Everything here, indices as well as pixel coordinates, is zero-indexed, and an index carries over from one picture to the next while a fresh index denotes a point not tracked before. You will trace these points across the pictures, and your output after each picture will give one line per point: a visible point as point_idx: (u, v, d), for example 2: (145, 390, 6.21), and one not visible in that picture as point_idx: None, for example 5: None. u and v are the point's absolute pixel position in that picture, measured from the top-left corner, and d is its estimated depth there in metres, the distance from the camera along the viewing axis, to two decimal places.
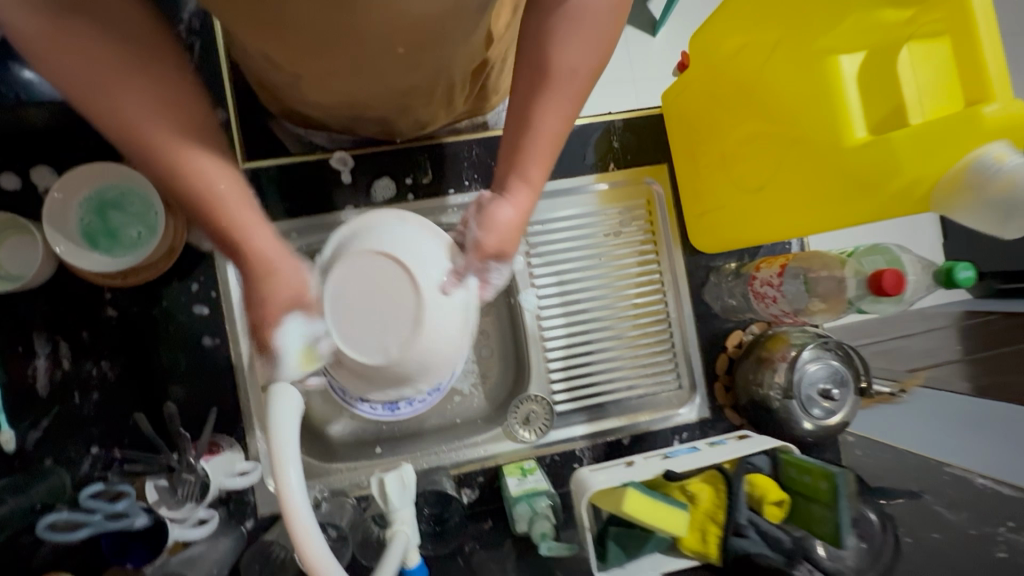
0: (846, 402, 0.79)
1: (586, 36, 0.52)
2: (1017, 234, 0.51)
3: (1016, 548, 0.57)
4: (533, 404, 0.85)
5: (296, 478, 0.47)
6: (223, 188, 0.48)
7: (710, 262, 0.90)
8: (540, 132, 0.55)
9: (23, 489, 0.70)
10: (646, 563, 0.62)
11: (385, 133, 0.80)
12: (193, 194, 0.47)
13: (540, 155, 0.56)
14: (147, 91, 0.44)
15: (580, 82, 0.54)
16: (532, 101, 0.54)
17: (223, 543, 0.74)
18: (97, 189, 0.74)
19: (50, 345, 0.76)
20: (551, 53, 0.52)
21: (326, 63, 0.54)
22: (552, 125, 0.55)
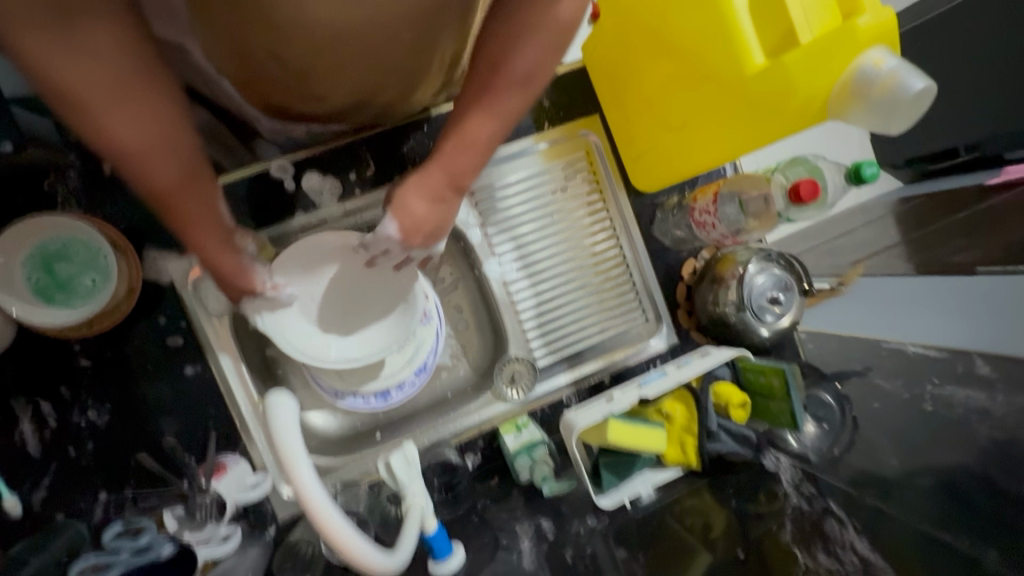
0: (793, 304, 0.86)
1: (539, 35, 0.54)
2: (903, 127, 0.58)
3: (941, 401, 0.67)
4: (515, 364, 0.90)
5: (305, 472, 0.51)
6: (177, 162, 0.51)
7: (655, 200, 0.95)
8: (464, 127, 0.59)
9: (42, 547, 0.71)
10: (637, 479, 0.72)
11: (366, 121, 0.81)
12: (135, 159, 0.48)
13: (453, 155, 0.60)
14: (119, 75, 0.44)
15: (507, 84, 0.56)
16: (468, 104, 0.58)
17: (253, 553, 0.78)
18: (39, 246, 0.73)
19: (31, 407, 0.77)
20: (506, 48, 0.55)
21: (317, 67, 0.60)
22: (480, 130, 0.59)
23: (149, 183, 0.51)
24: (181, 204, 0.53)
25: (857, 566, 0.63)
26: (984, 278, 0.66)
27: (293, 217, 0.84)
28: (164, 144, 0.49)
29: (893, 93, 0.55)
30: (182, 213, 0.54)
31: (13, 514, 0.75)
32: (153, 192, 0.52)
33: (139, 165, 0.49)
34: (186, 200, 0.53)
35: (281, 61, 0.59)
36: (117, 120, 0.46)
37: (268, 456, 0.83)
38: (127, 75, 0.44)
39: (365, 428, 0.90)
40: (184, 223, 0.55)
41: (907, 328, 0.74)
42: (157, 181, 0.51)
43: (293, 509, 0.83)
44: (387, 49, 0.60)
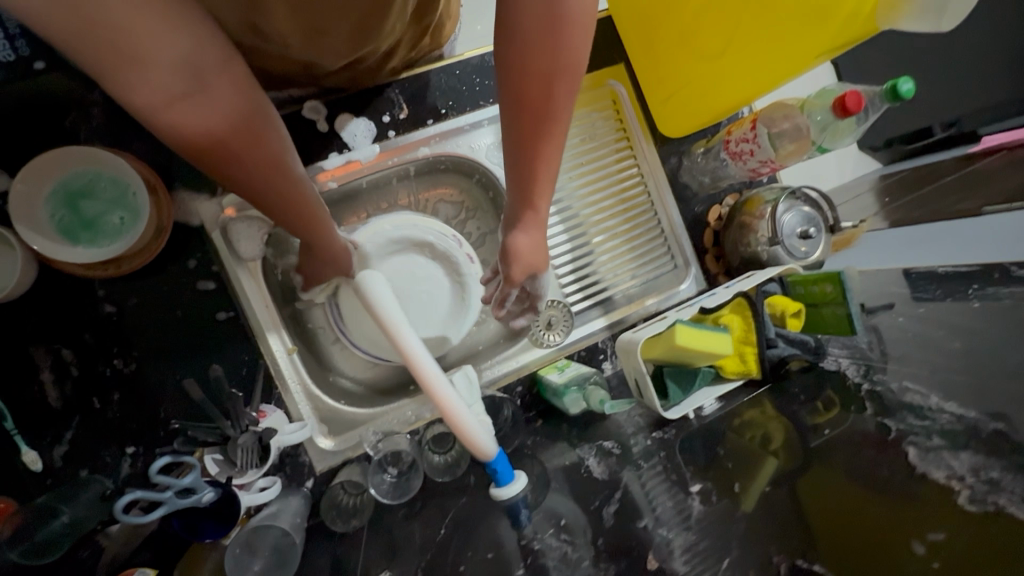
0: (819, 242, 0.89)
1: (560, 66, 0.56)
2: (950, 25, 0.64)
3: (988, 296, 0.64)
4: (552, 310, 0.89)
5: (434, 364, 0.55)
6: (288, 168, 0.59)
7: (680, 147, 0.97)
8: (541, 164, 0.63)
9: (70, 499, 0.68)
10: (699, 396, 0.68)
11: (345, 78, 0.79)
12: (262, 171, 0.56)
13: (543, 189, 0.66)
14: (234, 117, 0.51)
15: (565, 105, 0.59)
16: (528, 144, 0.61)
17: (296, 500, 0.74)
18: (65, 179, 0.70)
19: (51, 356, 0.72)
20: (552, 82, 0.57)
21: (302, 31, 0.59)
22: (551, 158, 0.63)
23: (274, 189, 0.59)
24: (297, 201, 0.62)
25: (953, 420, 0.61)
26: (989, 218, 0.69)
27: (327, 158, 0.82)
28: (278, 155, 0.57)
29: None
30: (297, 207, 0.62)
31: (33, 468, 0.70)
32: (277, 194, 0.60)
33: (265, 174, 0.57)
34: (295, 199, 0.61)
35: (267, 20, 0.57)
36: (237, 149, 0.53)
37: (305, 405, 0.80)
38: (239, 108, 0.52)
39: (399, 381, 0.90)
40: (299, 214, 0.63)
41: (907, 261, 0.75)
42: (277, 185, 0.59)
43: (330, 461, 0.78)
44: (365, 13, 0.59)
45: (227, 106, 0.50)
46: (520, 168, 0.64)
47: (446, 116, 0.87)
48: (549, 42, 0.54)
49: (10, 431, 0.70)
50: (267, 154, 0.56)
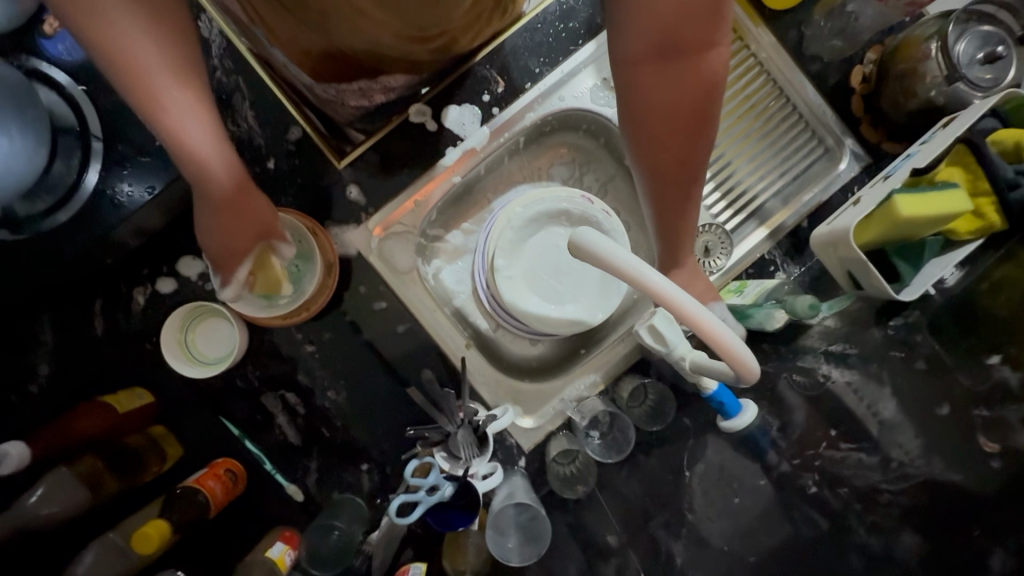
0: (1010, 58, 0.74)
1: (698, 140, 0.60)
2: None
3: None
4: (706, 235, 0.84)
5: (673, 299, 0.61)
6: (202, 120, 0.52)
7: (797, 18, 0.86)
8: (686, 222, 0.67)
9: (336, 516, 0.78)
10: (935, 265, 0.64)
11: (426, 63, 0.75)
12: (160, 103, 0.50)
13: (688, 239, 0.70)
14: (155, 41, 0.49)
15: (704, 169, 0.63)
16: (669, 206, 0.66)
17: (520, 481, 0.77)
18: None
19: (279, 401, 0.81)
20: (690, 150, 0.61)
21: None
22: (692, 212, 0.67)
23: (176, 143, 0.51)
24: (202, 165, 0.52)
25: None
26: None
27: (445, 155, 0.83)
28: (191, 104, 0.51)
29: None
30: (207, 177, 0.53)
31: (298, 499, 0.80)
32: (177, 150, 0.52)
33: (171, 117, 0.50)
34: (206, 160, 0.52)
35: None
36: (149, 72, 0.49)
37: (496, 391, 0.83)
38: (163, 45, 0.49)
39: (569, 348, 0.90)
40: (209, 184, 0.53)
41: None
42: (183, 150, 0.51)
43: (534, 438, 0.80)
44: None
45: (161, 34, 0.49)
46: (667, 222, 0.68)
47: (542, 74, 0.84)
48: (687, 120, 0.59)
49: (271, 470, 0.80)
50: (163, 92, 0.49)
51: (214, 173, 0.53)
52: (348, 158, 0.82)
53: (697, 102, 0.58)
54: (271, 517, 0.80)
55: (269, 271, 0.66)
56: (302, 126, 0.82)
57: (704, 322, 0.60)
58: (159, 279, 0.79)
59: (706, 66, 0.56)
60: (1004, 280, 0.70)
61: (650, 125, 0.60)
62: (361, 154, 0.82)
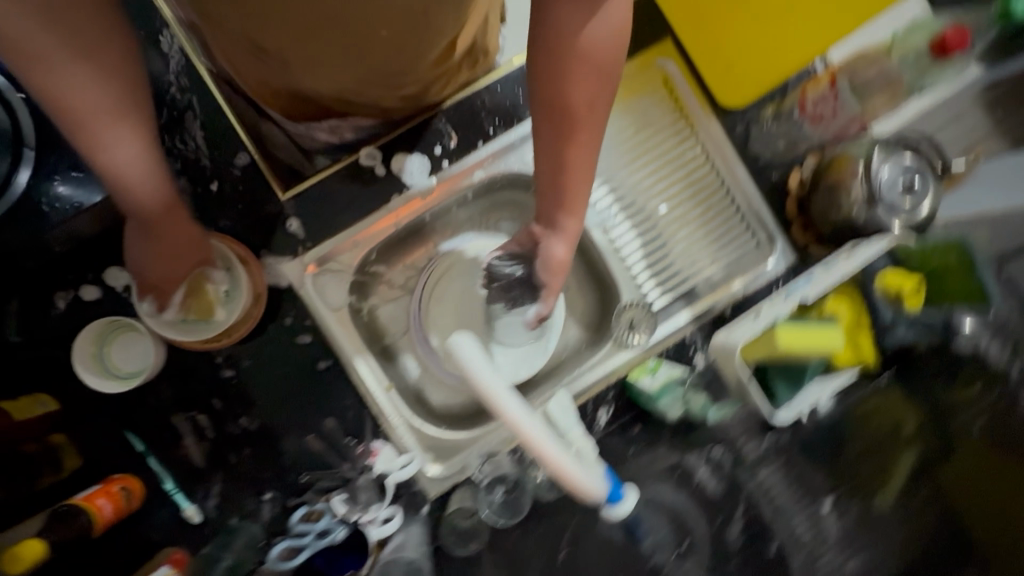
0: (929, 191, 0.79)
1: (591, 76, 0.62)
2: None
3: None
4: (631, 311, 0.88)
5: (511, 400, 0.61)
6: (136, 145, 0.58)
7: (746, 115, 0.89)
8: (572, 166, 0.68)
9: (228, 545, 0.78)
10: (811, 390, 0.75)
11: (397, 107, 0.82)
12: (94, 133, 0.55)
13: (579, 191, 0.70)
14: (98, 92, 0.53)
15: (596, 114, 0.65)
16: (561, 143, 0.67)
17: (417, 531, 0.79)
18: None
19: (190, 422, 0.81)
20: (583, 90, 0.63)
21: (312, 41, 0.61)
22: (583, 158, 0.68)
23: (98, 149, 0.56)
24: (136, 188, 0.60)
25: None
26: None
27: (390, 201, 0.85)
28: (123, 132, 0.56)
29: None
30: (133, 192, 0.61)
31: (195, 521, 0.79)
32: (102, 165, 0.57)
33: (105, 139, 0.55)
34: (141, 194, 0.61)
35: (283, 37, 0.59)
36: (93, 120, 0.54)
37: (410, 437, 0.83)
38: (108, 95, 0.54)
39: (489, 401, 0.92)
40: (136, 197, 0.61)
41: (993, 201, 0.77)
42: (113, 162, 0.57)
43: (441, 487, 0.81)
44: (395, 19, 0.61)
45: (104, 85, 0.53)
46: (549, 157, 0.68)
47: (495, 134, 0.86)
48: (586, 58, 0.61)
49: (170, 490, 0.79)
50: (101, 129, 0.55)
51: (146, 200, 0.62)
52: (292, 191, 0.83)
53: (598, 46, 0.61)
54: (161, 539, 0.78)
55: (201, 297, 0.76)
56: (250, 153, 0.82)
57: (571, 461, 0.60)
58: (83, 286, 0.79)
59: (609, 17, 0.59)
60: (879, 408, 0.78)
61: (556, 60, 0.62)
62: (306, 189, 0.83)
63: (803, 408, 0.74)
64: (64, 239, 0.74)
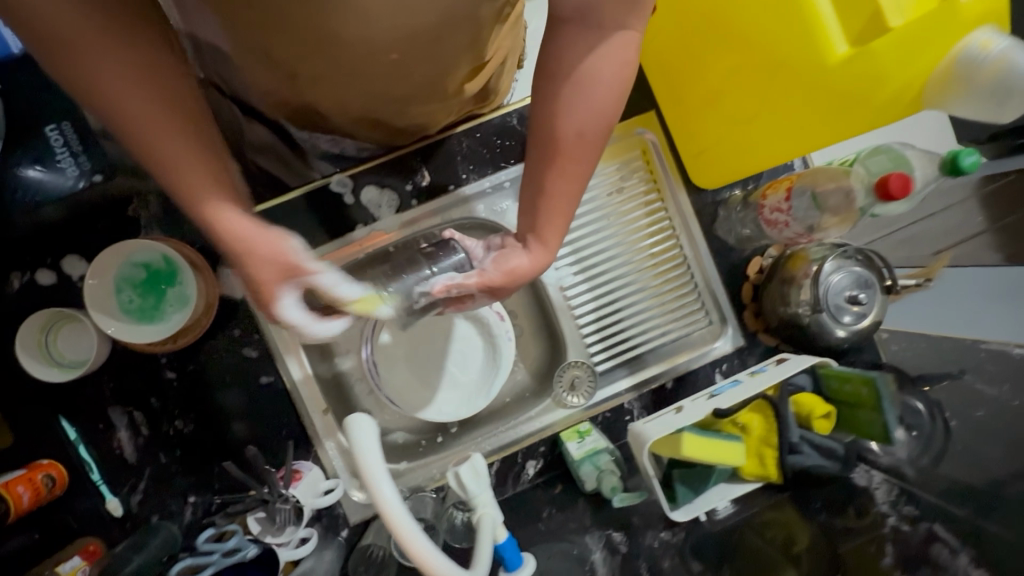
0: (874, 302, 0.81)
1: (590, 103, 0.57)
2: (1015, 117, 0.50)
3: None
4: (575, 369, 0.90)
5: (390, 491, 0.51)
6: (212, 181, 0.52)
7: (717, 197, 0.91)
8: (552, 192, 0.61)
9: (142, 545, 0.76)
10: (713, 494, 0.65)
11: (404, 131, 0.80)
12: (174, 163, 0.50)
13: (555, 220, 0.63)
14: (164, 124, 0.48)
15: (588, 144, 0.59)
16: (544, 164, 0.60)
17: (329, 555, 0.81)
18: (122, 273, 0.78)
19: (125, 417, 0.82)
20: (575, 118, 0.57)
21: (321, 59, 0.57)
22: (567, 185, 0.61)
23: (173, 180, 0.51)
24: (227, 219, 0.52)
25: None
26: None
27: (354, 230, 0.86)
28: (197, 164, 0.51)
29: (1004, 78, 0.48)
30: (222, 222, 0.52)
31: (115, 514, 0.81)
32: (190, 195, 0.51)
33: (180, 172, 0.50)
34: (235, 228, 0.53)
35: (293, 54, 0.56)
36: (163, 153, 0.49)
37: (339, 462, 0.86)
38: (181, 127, 0.50)
39: (426, 435, 0.93)
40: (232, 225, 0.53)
41: (946, 321, 0.81)
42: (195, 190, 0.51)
43: (364, 513, 0.85)
44: (409, 42, 0.56)
45: (174, 120, 0.49)
46: (534, 186, 0.62)
47: (468, 180, 0.88)
48: (586, 82, 0.56)
49: (96, 481, 0.81)
50: (180, 155, 0.50)
51: (251, 240, 0.53)
52: (259, 207, 0.84)
53: (601, 71, 0.55)
54: (80, 527, 0.80)
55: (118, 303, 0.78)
56: None
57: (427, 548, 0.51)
58: (38, 270, 0.80)
59: (617, 44, 0.54)
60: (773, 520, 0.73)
61: (555, 80, 0.57)
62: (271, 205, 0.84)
63: (700, 512, 0.63)
64: (23, 226, 0.75)
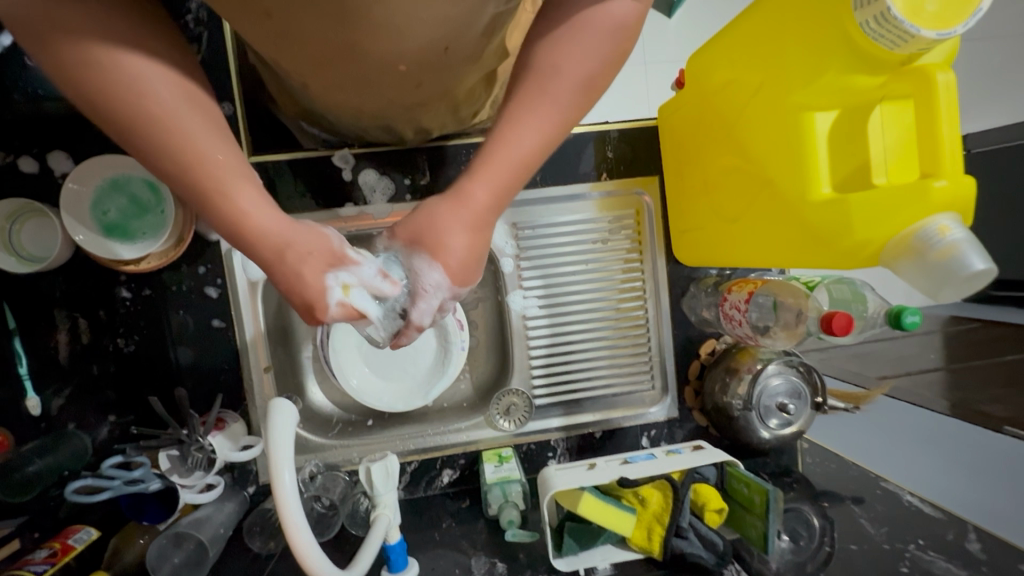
0: (802, 414, 0.85)
1: (580, 45, 0.47)
2: (952, 298, 0.53)
3: (917, 565, 0.67)
4: (513, 397, 0.93)
5: (289, 487, 0.48)
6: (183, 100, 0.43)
7: (692, 273, 0.95)
8: (512, 132, 0.50)
9: (50, 450, 0.77)
10: (598, 552, 0.71)
11: (408, 134, 0.83)
12: (120, 74, 0.40)
13: (500, 164, 0.51)
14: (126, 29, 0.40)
15: (565, 87, 0.49)
16: (511, 103, 0.50)
17: (229, 507, 0.83)
18: (132, 194, 0.79)
19: (69, 321, 0.83)
20: (552, 51, 0.48)
21: (333, 70, 0.60)
22: (531, 132, 0.50)
23: (116, 109, 0.41)
24: (191, 150, 0.43)
25: None
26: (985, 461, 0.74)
27: (343, 207, 0.88)
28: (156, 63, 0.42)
29: (951, 264, 0.51)
30: (180, 140, 0.43)
31: (33, 412, 0.80)
32: (148, 124, 0.42)
33: (121, 93, 0.40)
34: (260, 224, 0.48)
35: (302, 60, 0.58)
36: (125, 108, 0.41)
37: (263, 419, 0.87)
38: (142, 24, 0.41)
39: (359, 417, 0.95)
40: (192, 160, 0.44)
41: (856, 444, 0.89)
42: (150, 105, 0.41)
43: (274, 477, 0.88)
44: (419, 57, 0.58)
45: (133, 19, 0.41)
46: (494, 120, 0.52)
47: None
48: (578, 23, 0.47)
49: (23, 374, 0.80)
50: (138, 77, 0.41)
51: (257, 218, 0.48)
52: (257, 158, 0.85)
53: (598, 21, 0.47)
54: None
55: (102, 201, 0.78)
56: (235, 106, 0.84)
57: (314, 552, 0.50)
58: (21, 157, 0.80)
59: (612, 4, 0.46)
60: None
61: (552, 22, 0.48)
62: (272, 160, 0.85)
63: (581, 566, 0.69)
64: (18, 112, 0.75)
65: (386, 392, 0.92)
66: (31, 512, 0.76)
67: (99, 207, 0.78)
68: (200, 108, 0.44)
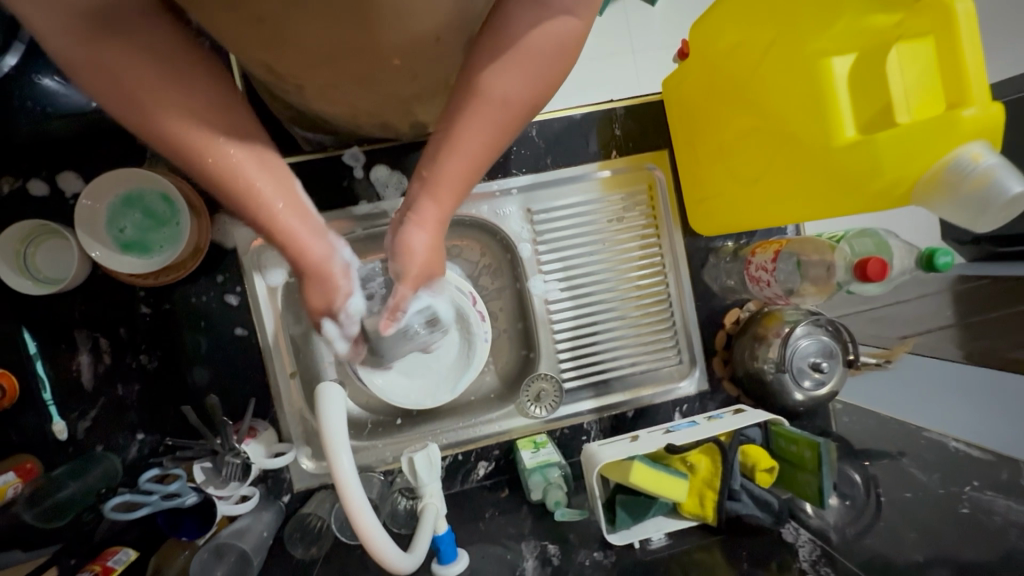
0: (834, 373, 0.85)
1: (526, 68, 0.48)
2: (990, 227, 0.53)
3: (978, 504, 0.66)
4: (543, 382, 0.91)
5: (349, 468, 0.47)
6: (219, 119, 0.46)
7: (710, 244, 0.94)
8: (460, 152, 0.51)
9: (80, 474, 0.77)
10: (651, 524, 0.71)
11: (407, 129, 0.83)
12: (175, 117, 0.44)
13: (452, 179, 0.52)
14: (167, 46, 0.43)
15: (511, 110, 0.50)
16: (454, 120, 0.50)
17: (267, 516, 0.82)
18: (145, 205, 0.78)
19: (91, 342, 0.81)
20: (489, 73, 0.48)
21: (330, 69, 0.59)
22: (473, 143, 0.51)
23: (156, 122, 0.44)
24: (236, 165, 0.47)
25: None
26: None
27: (356, 205, 0.87)
28: (207, 107, 0.45)
29: (986, 191, 0.51)
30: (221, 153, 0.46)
31: (59, 437, 0.80)
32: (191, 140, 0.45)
33: (178, 133, 0.44)
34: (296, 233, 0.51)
35: (295, 62, 0.57)
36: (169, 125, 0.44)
37: (293, 426, 0.86)
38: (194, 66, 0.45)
39: (386, 416, 0.93)
40: (234, 173, 0.47)
41: (888, 402, 0.88)
42: (199, 140, 0.45)
43: (308, 483, 0.86)
44: (411, 48, 0.58)
45: (183, 65, 0.44)
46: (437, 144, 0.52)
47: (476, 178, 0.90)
48: (521, 49, 0.47)
49: (47, 401, 0.79)
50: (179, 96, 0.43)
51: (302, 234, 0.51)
52: None
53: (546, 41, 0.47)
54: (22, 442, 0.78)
55: (116, 215, 0.78)
56: None
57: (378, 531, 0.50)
58: (31, 180, 0.79)
59: (557, 23, 0.46)
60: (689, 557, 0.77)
61: (493, 37, 0.48)
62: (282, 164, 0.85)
63: (635, 539, 0.70)
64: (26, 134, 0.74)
65: (412, 390, 0.90)
66: (65, 540, 0.73)
67: (114, 221, 0.77)
68: (247, 143, 0.48)
